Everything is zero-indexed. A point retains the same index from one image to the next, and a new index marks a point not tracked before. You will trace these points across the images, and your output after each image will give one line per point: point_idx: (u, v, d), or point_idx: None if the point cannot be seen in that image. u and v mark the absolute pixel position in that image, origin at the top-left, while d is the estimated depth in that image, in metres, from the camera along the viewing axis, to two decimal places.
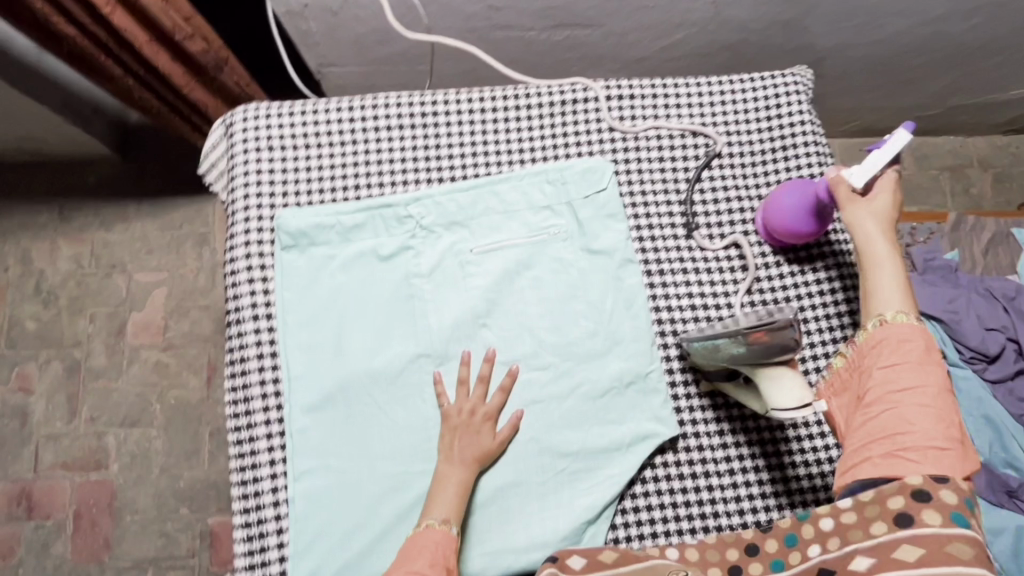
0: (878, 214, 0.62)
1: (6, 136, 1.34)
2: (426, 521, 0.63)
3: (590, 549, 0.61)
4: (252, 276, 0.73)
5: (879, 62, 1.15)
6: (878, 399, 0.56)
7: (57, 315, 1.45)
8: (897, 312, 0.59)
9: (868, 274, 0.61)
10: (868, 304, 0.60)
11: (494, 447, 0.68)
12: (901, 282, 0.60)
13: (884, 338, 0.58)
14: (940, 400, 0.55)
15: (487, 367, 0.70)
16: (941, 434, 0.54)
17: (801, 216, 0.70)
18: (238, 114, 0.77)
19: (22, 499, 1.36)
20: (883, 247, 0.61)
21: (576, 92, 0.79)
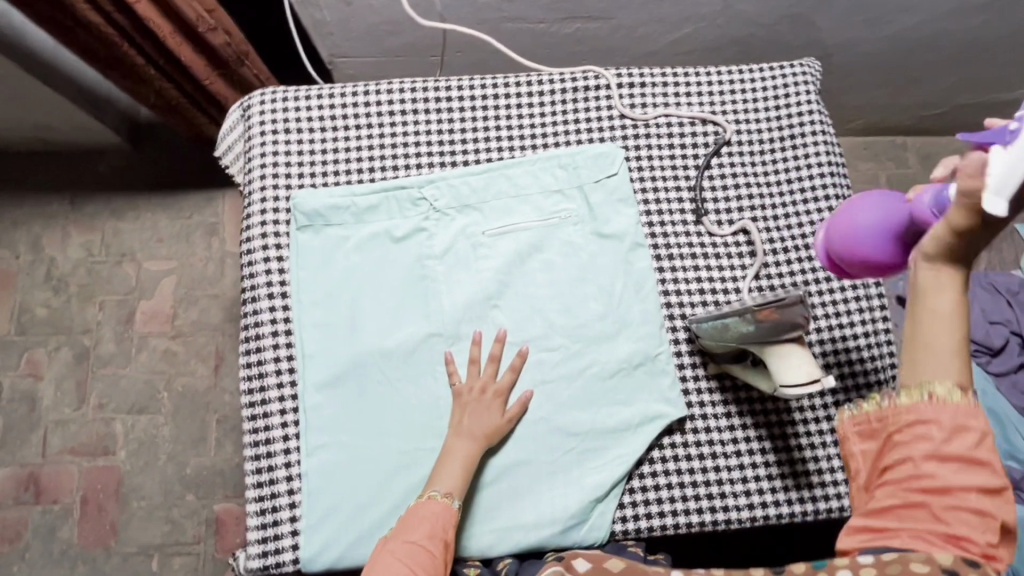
0: (969, 251, 0.45)
1: (20, 123, 1.36)
2: (431, 493, 0.64)
3: (597, 556, 0.60)
4: (267, 254, 0.74)
5: (886, 58, 1.16)
6: (914, 485, 0.47)
7: (67, 302, 1.46)
8: (952, 386, 0.46)
9: (917, 331, 0.47)
10: (914, 365, 0.48)
11: (502, 425, 0.69)
12: (962, 349, 0.46)
13: (935, 419, 0.47)
14: (989, 504, 0.46)
15: (498, 346, 0.71)
16: (980, 534, 0.46)
17: (883, 250, 0.56)
18: (255, 97, 0.79)
19: (29, 483, 1.37)
20: (952, 303, 0.46)
21: (588, 79, 0.80)
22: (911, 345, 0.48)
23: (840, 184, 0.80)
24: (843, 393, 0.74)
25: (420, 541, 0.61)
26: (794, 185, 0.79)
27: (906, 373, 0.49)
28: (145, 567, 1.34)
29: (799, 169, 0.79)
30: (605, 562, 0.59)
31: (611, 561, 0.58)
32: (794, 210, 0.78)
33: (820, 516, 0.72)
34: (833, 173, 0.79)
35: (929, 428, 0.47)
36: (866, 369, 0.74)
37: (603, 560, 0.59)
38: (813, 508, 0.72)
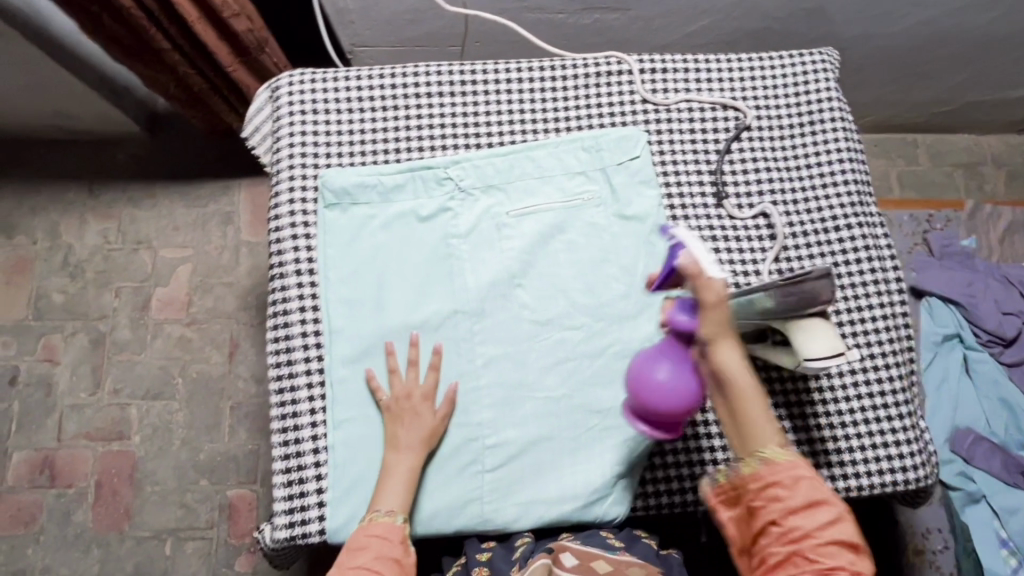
0: (729, 336, 0.60)
1: (39, 111, 1.37)
2: (374, 512, 0.66)
3: (586, 556, 0.64)
4: (295, 232, 0.75)
5: (900, 53, 1.17)
6: (787, 538, 0.56)
7: (84, 289, 1.46)
8: (776, 448, 0.58)
9: (737, 407, 0.59)
10: (748, 439, 0.59)
11: (437, 432, 0.70)
12: (767, 412, 0.59)
13: (781, 478, 0.57)
14: (838, 524, 0.56)
15: (413, 350, 0.72)
16: (850, 561, 0.55)
17: (679, 392, 0.62)
18: (283, 78, 0.80)
19: (45, 466, 1.38)
20: (747, 377, 0.59)
21: (610, 65, 0.82)
22: (736, 422, 0.60)
23: (857, 169, 0.81)
24: (862, 374, 0.75)
25: (368, 563, 0.62)
26: (813, 170, 0.80)
27: (738, 445, 0.60)
28: (158, 551, 1.34)
29: (818, 154, 0.81)
30: (593, 562, 0.63)
31: (598, 562, 0.63)
32: (813, 194, 0.79)
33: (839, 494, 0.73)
34: (851, 159, 0.81)
35: (783, 491, 0.56)
36: (884, 350, 0.75)
37: (592, 560, 0.63)
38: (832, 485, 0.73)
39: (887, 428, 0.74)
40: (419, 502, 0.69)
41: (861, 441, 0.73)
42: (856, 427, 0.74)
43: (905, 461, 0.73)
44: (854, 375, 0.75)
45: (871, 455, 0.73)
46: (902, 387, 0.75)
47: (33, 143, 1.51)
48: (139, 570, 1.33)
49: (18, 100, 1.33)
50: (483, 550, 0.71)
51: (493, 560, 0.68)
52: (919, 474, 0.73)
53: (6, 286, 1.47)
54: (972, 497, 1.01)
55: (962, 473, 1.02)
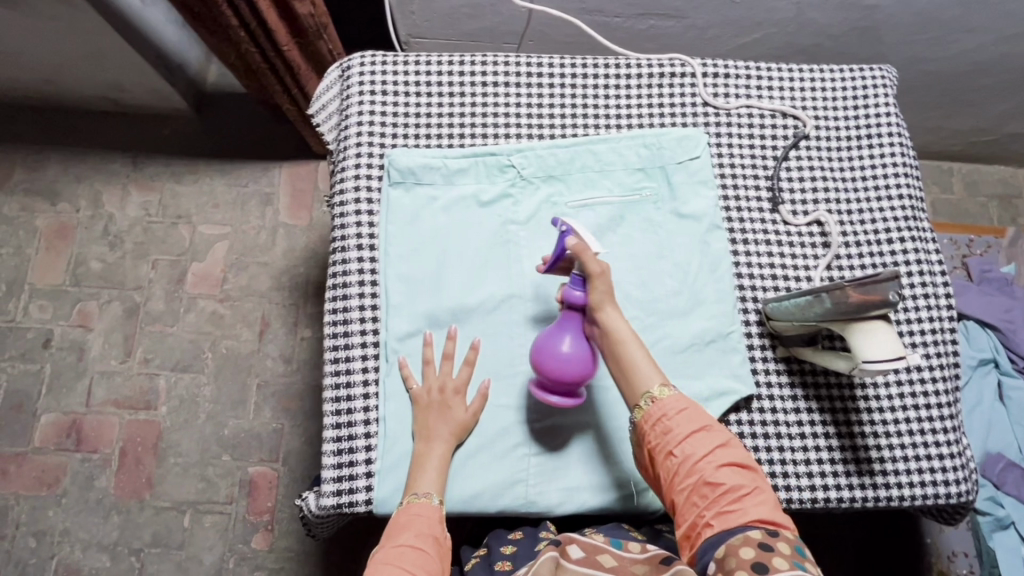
0: (612, 297, 0.68)
1: (94, 81, 1.39)
2: (412, 495, 0.67)
3: (592, 546, 0.62)
4: (359, 208, 0.77)
5: (952, 79, 1.18)
6: (685, 468, 0.62)
7: (122, 258, 1.43)
8: (659, 387, 0.66)
9: (624, 357, 0.66)
10: (635, 386, 0.66)
11: (467, 423, 0.70)
12: (647, 355, 0.67)
13: (666, 412, 0.64)
14: (729, 456, 0.62)
15: (450, 344, 0.72)
16: (745, 482, 0.60)
17: (583, 359, 0.66)
18: (355, 58, 0.82)
19: (71, 431, 1.34)
20: (626, 328, 0.67)
21: (674, 66, 0.83)
22: (625, 371, 0.67)
23: (913, 185, 0.81)
24: (910, 385, 0.75)
25: (412, 541, 0.63)
26: (869, 182, 0.81)
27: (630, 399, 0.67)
28: (177, 523, 1.29)
29: (874, 167, 0.82)
30: (598, 555, 0.61)
31: (604, 556, 0.61)
32: (869, 206, 0.80)
33: (879, 503, 0.73)
34: (907, 173, 0.81)
35: (671, 424, 0.64)
36: (932, 364, 0.75)
37: (597, 553, 0.61)
38: (873, 494, 0.73)
39: (932, 441, 0.74)
40: (467, 479, 0.70)
41: (905, 452, 0.73)
42: (901, 438, 0.74)
43: (948, 475, 0.73)
44: (901, 386, 0.75)
45: (914, 467, 0.73)
46: (950, 401, 0.75)
47: (80, 114, 1.50)
48: (156, 542, 1.28)
49: (78, 69, 1.35)
50: (508, 544, 0.73)
51: (516, 552, 0.70)
52: (963, 489, 0.73)
53: (45, 248, 1.43)
54: (1000, 523, 1.01)
55: (991, 498, 1.02)
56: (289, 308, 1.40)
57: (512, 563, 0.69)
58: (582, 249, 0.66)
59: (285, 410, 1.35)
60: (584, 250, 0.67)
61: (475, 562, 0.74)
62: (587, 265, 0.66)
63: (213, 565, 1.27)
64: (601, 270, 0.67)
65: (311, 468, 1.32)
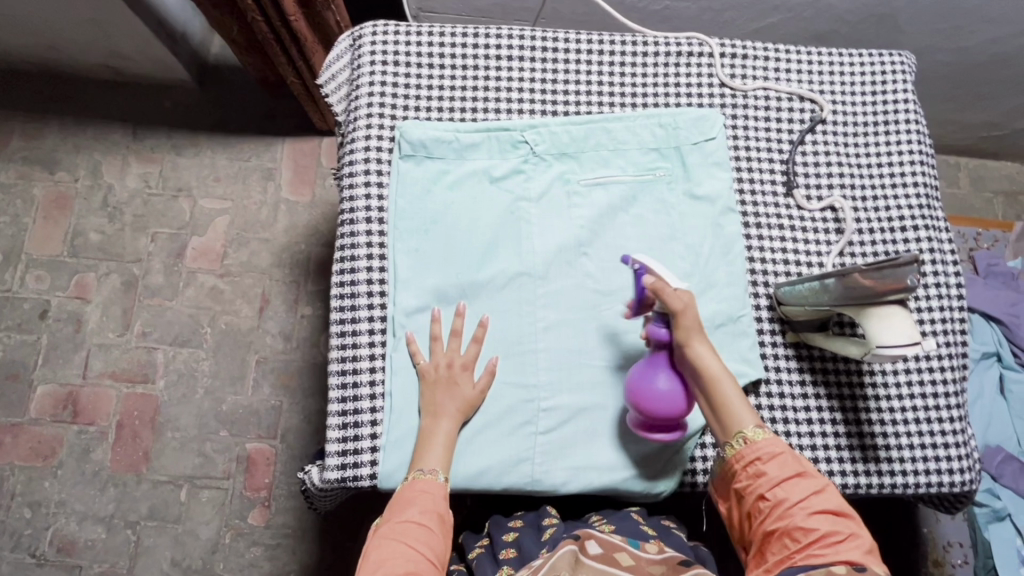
0: (700, 331, 0.64)
1: (94, 48, 1.36)
2: (417, 472, 0.66)
3: (609, 544, 0.63)
4: (368, 179, 0.76)
5: (965, 71, 1.16)
6: (777, 512, 0.60)
7: (121, 230, 1.41)
8: (753, 428, 0.63)
9: (719, 397, 0.64)
10: (726, 425, 0.64)
11: (474, 400, 0.70)
12: (743, 396, 0.64)
13: (759, 455, 0.62)
14: (826, 501, 0.60)
15: (458, 320, 0.72)
16: (841, 528, 0.58)
17: (675, 395, 0.65)
18: (367, 27, 0.80)
19: (68, 403, 1.32)
20: (718, 365, 0.64)
21: (692, 46, 0.82)
22: (719, 411, 0.64)
23: (928, 174, 0.81)
24: (918, 373, 0.75)
25: (416, 517, 0.62)
26: (884, 169, 0.80)
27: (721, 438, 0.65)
28: (174, 497, 1.29)
29: (890, 153, 0.81)
30: (616, 553, 0.62)
31: (621, 554, 0.62)
32: (883, 193, 0.79)
33: (884, 490, 0.73)
34: (923, 161, 0.81)
35: (764, 468, 0.62)
36: (941, 353, 0.75)
37: (614, 551, 0.62)
38: (878, 480, 0.73)
39: (938, 429, 0.73)
40: (472, 457, 0.70)
41: (911, 439, 0.73)
42: (907, 425, 0.74)
43: (953, 463, 0.73)
44: (910, 374, 0.74)
45: (920, 455, 0.73)
46: (957, 390, 0.75)
47: (80, 82, 1.47)
48: (152, 516, 1.28)
49: (78, 35, 1.32)
50: (510, 532, 0.72)
51: (519, 540, 0.70)
52: (966, 477, 0.73)
53: (42, 217, 1.41)
54: (997, 514, 1.01)
55: (988, 490, 1.03)
56: (290, 284, 1.39)
57: (517, 551, 0.69)
58: (659, 288, 0.64)
59: (284, 387, 1.34)
60: (663, 288, 0.64)
61: (478, 551, 0.72)
62: (667, 305, 0.64)
63: (209, 540, 1.27)
64: (685, 308, 0.64)
65: (308, 446, 1.31)
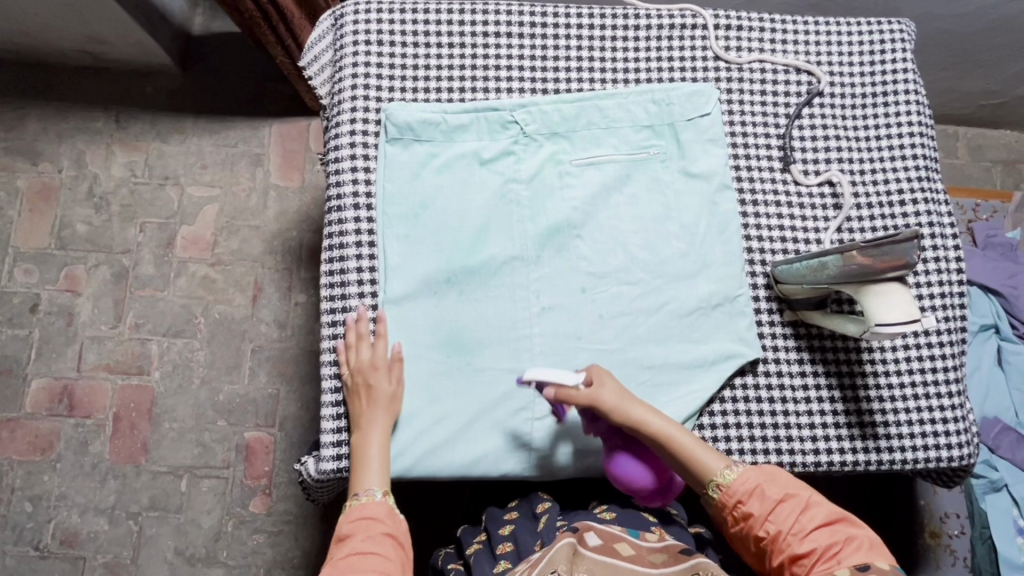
0: (624, 402, 0.65)
1: (72, 34, 1.32)
2: (355, 497, 0.65)
3: (609, 536, 0.63)
4: (355, 165, 0.74)
5: (965, 37, 1.13)
6: (776, 547, 0.59)
7: (108, 221, 1.38)
8: (723, 470, 0.63)
9: (678, 455, 0.64)
10: (698, 479, 0.64)
11: (394, 398, 0.68)
12: (698, 440, 0.64)
13: (739, 497, 0.62)
14: (814, 518, 0.59)
15: (363, 325, 0.70)
16: (836, 538, 0.57)
17: (645, 470, 0.66)
18: (349, 6, 0.77)
19: (63, 396, 1.32)
20: (662, 423, 0.65)
21: (685, 17, 0.79)
22: (685, 467, 0.64)
23: (928, 146, 0.79)
24: (917, 349, 0.74)
25: (361, 547, 0.60)
26: (883, 142, 0.78)
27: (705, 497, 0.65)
28: (174, 487, 1.29)
29: (889, 126, 0.79)
30: (616, 544, 0.62)
31: (621, 545, 0.62)
32: (881, 166, 0.78)
33: (882, 467, 0.73)
34: (922, 132, 0.79)
35: (748, 507, 0.61)
36: (940, 328, 0.74)
37: (614, 541, 0.62)
38: (876, 457, 0.73)
39: (937, 405, 0.73)
40: (468, 445, 0.69)
41: (910, 416, 0.73)
42: (906, 401, 0.73)
43: (951, 438, 0.73)
44: (908, 350, 0.74)
45: (919, 431, 0.73)
46: (956, 364, 0.74)
47: (59, 69, 1.43)
48: (154, 506, 1.28)
49: (54, 20, 1.27)
50: (505, 524, 0.72)
51: (515, 534, 0.70)
52: (965, 452, 0.73)
53: (28, 209, 1.38)
54: (994, 485, 1.02)
55: (985, 461, 1.03)
56: (283, 272, 1.37)
57: (513, 545, 0.69)
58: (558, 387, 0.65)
59: (281, 375, 1.33)
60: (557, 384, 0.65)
61: (477, 546, 0.71)
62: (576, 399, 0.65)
63: (211, 529, 1.27)
64: (594, 391, 0.65)
65: (307, 433, 1.31)
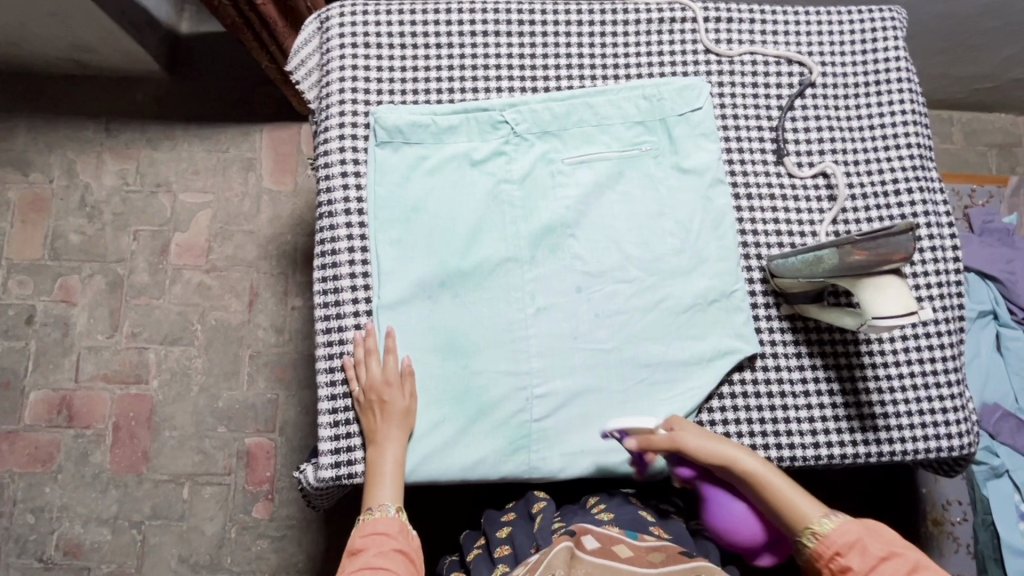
0: (712, 445, 0.67)
1: (57, 43, 1.30)
2: (368, 512, 0.65)
3: (607, 538, 0.62)
4: (345, 170, 0.73)
5: (955, 21, 1.13)
6: None
7: (101, 230, 1.37)
8: (819, 518, 0.62)
9: (774, 502, 0.64)
10: (794, 529, 0.63)
11: (409, 412, 0.68)
12: (794, 488, 0.64)
13: (836, 549, 0.60)
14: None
15: (371, 340, 0.70)
16: None
17: (745, 517, 0.68)
18: (334, 8, 0.76)
19: (62, 407, 1.31)
20: (755, 467, 0.65)
21: (674, 11, 0.78)
22: (781, 515, 0.64)
23: (922, 135, 0.79)
24: (915, 340, 0.73)
25: (374, 561, 0.61)
26: (877, 132, 0.78)
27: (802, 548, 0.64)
28: (176, 495, 1.28)
29: (883, 116, 0.78)
30: (614, 547, 0.61)
31: (621, 547, 0.61)
32: (876, 156, 0.77)
33: (882, 459, 0.73)
34: (916, 121, 0.78)
35: (848, 561, 0.59)
36: (938, 317, 0.74)
37: (612, 543, 0.62)
38: (876, 449, 0.72)
39: (936, 395, 0.73)
40: (466, 449, 0.69)
41: (910, 407, 0.73)
42: (905, 392, 0.73)
43: (952, 427, 0.72)
44: (907, 341, 0.73)
45: (919, 422, 0.72)
46: (955, 353, 0.74)
47: (45, 78, 1.41)
48: (157, 515, 1.28)
49: (38, 29, 1.26)
50: (502, 528, 0.72)
51: (512, 536, 0.70)
52: (965, 441, 0.73)
53: (20, 221, 1.37)
54: (996, 471, 1.02)
55: (987, 448, 1.03)
56: (278, 276, 1.36)
57: (510, 547, 0.69)
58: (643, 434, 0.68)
59: (279, 380, 1.33)
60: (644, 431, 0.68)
61: (476, 553, 0.72)
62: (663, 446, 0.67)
63: (215, 535, 1.27)
64: (679, 436, 0.67)
65: (307, 437, 1.31)
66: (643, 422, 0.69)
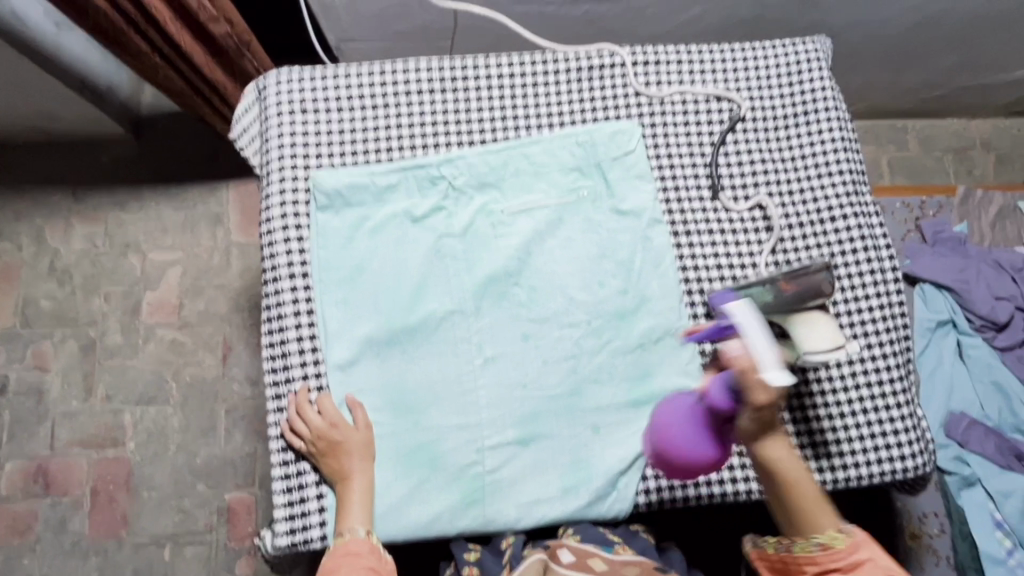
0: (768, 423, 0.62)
1: (17, 115, 1.31)
2: (338, 536, 0.66)
3: (583, 551, 0.67)
4: (288, 235, 0.74)
5: (897, 39, 1.15)
6: None
7: (72, 294, 1.38)
8: (833, 532, 0.62)
9: (792, 491, 0.63)
10: (797, 518, 0.63)
11: (367, 442, 0.69)
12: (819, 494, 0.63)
13: (838, 565, 0.61)
14: None
15: (302, 395, 0.71)
16: None
17: (705, 455, 0.63)
18: (270, 78, 0.78)
19: (38, 475, 1.30)
20: (796, 463, 0.63)
21: (603, 57, 0.81)
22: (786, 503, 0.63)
23: (854, 160, 0.80)
24: (862, 365, 0.74)
25: None
26: (810, 161, 0.80)
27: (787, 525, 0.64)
28: (158, 557, 1.27)
29: (814, 145, 0.80)
30: (588, 560, 0.66)
31: (595, 560, 0.66)
32: (809, 184, 0.79)
33: (838, 485, 0.73)
34: (845, 147, 0.80)
35: None
36: (882, 340, 0.75)
37: (588, 557, 0.66)
38: (831, 476, 0.73)
39: (886, 418, 0.73)
40: (421, 506, 0.69)
41: (861, 431, 0.73)
42: (855, 417, 0.73)
43: (903, 449, 0.73)
44: (854, 367, 0.74)
45: (871, 444, 0.73)
46: (902, 375, 0.75)
47: (10, 147, 1.42)
48: None
49: None
50: (471, 551, 0.72)
51: (481, 560, 0.71)
52: (920, 462, 0.73)
53: None
54: (967, 480, 1.03)
55: (958, 458, 1.04)
56: (250, 329, 1.37)
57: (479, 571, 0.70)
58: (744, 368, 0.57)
59: (257, 433, 1.32)
60: (748, 364, 0.57)
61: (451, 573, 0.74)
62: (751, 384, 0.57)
63: None
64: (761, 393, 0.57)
65: None
66: (749, 345, 0.57)
